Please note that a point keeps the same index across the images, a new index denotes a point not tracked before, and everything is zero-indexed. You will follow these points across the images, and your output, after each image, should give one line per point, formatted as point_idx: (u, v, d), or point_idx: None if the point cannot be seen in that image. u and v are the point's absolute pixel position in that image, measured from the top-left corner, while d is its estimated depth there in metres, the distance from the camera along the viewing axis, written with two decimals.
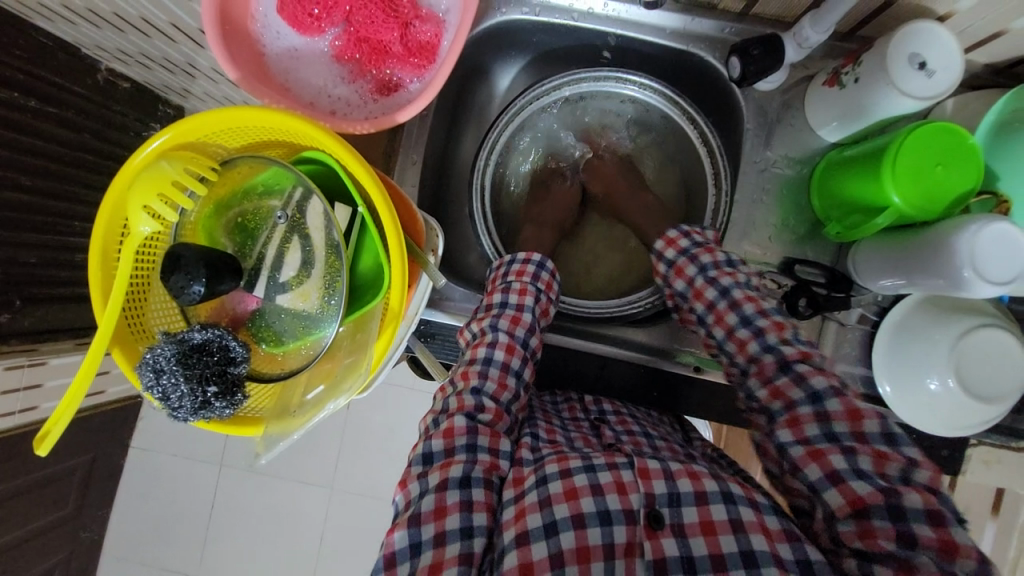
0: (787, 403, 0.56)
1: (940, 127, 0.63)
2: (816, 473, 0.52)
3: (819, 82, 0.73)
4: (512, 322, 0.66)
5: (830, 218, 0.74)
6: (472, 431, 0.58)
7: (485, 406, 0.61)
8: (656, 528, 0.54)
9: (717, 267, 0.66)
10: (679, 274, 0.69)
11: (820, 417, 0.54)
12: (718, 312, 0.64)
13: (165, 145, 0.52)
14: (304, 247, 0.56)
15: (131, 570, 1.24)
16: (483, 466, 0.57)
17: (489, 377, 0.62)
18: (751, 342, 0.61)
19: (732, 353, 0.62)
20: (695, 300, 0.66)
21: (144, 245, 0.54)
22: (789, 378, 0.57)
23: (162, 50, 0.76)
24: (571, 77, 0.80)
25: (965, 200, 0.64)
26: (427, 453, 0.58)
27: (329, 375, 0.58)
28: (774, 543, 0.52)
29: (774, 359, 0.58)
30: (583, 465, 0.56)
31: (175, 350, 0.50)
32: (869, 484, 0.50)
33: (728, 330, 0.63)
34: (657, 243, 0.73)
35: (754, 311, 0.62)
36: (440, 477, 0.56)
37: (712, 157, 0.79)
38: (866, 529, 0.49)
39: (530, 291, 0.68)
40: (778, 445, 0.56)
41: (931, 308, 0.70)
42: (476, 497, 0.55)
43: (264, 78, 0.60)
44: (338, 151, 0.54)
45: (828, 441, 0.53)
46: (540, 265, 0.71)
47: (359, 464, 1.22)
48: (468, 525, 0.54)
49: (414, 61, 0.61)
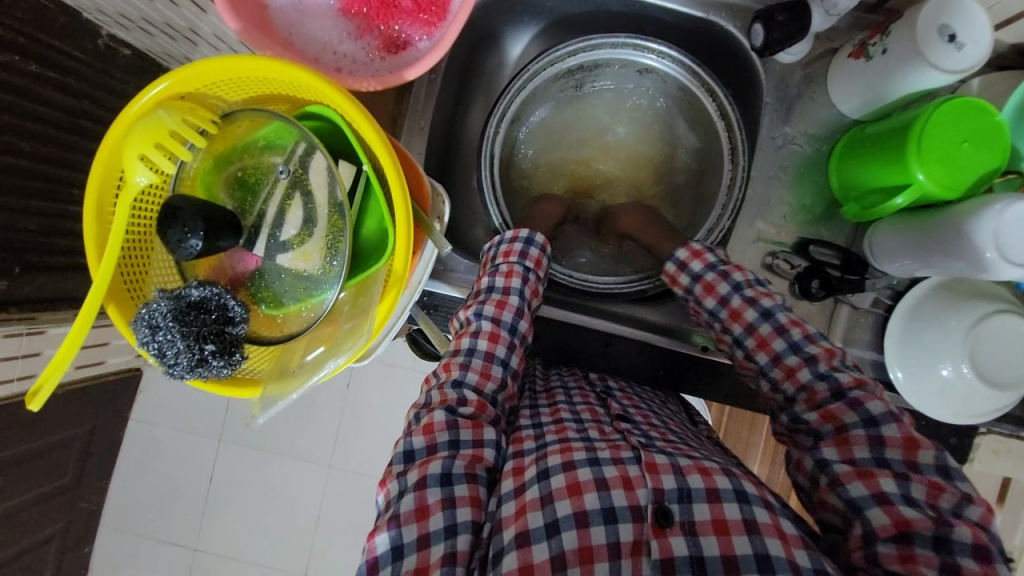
0: (839, 426, 0.55)
1: (969, 103, 0.61)
2: (861, 489, 0.51)
3: (843, 56, 0.69)
4: (498, 307, 0.65)
5: (847, 199, 0.72)
6: (452, 426, 0.57)
7: (466, 399, 0.59)
8: (664, 526, 0.52)
9: (753, 287, 0.64)
10: (709, 292, 0.66)
11: (873, 440, 0.53)
12: (761, 336, 0.62)
13: (165, 94, 0.50)
14: (306, 205, 0.54)
15: (128, 542, 1.24)
16: (465, 460, 0.56)
17: (471, 368, 0.61)
18: (802, 368, 0.59)
19: (776, 380, 0.60)
20: (732, 322, 0.64)
21: (141, 197, 0.53)
22: (843, 403, 0.55)
23: (163, 14, 0.74)
24: (588, 43, 0.77)
25: (988, 181, 0.62)
26: (409, 450, 0.57)
27: (330, 338, 0.56)
28: (791, 548, 0.50)
29: (827, 386, 0.57)
30: (587, 458, 0.55)
31: (171, 306, 0.49)
32: (917, 511, 0.49)
33: (773, 354, 0.61)
34: (679, 253, 0.70)
35: (802, 336, 0.60)
36: (420, 475, 0.55)
37: (729, 130, 0.76)
38: (906, 553, 0.48)
39: (517, 272, 0.67)
40: (818, 460, 0.55)
41: (945, 294, 0.68)
42: (459, 493, 0.54)
43: (268, 30, 0.58)
44: (343, 105, 0.52)
45: (877, 464, 0.52)
46: (528, 242, 0.69)
47: (357, 444, 1.22)
48: (453, 523, 0.53)
49: (423, 17, 0.59)
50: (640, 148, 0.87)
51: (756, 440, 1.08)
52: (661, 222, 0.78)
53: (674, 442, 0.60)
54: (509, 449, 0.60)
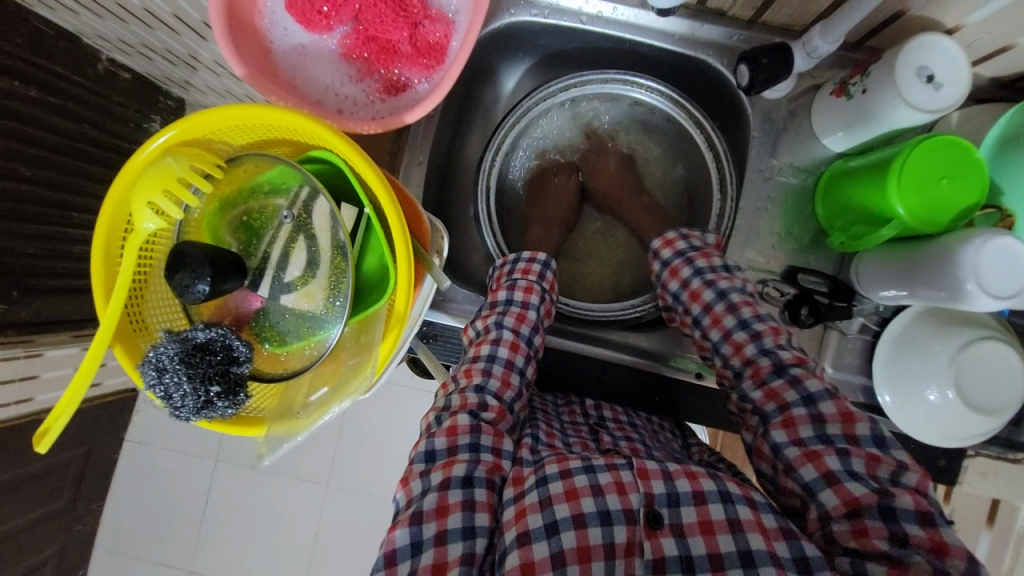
0: (781, 405, 0.57)
1: (945, 140, 0.63)
2: (812, 473, 0.53)
3: (826, 93, 0.72)
4: (518, 319, 0.66)
5: (834, 228, 0.75)
6: (475, 430, 0.58)
7: (488, 405, 0.61)
8: (655, 528, 0.54)
9: (714, 271, 0.67)
10: (674, 275, 0.69)
11: (815, 419, 0.55)
12: (715, 315, 0.65)
13: (172, 141, 0.52)
14: (310, 247, 0.55)
15: (122, 564, 1.23)
16: (487, 466, 0.57)
17: (492, 374, 0.63)
18: (748, 344, 0.62)
19: (726, 356, 0.63)
20: (691, 302, 0.67)
21: (146, 243, 0.54)
22: (783, 380, 0.58)
23: (164, 42, 0.76)
24: (578, 80, 0.80)
25: (968, 215, 0.64)
26: (430, 451, 0.58)
27: (333, 376, 0.57)
28: (772, 543, 0.51)
29: (770, 361, 0.60)
30: (583, 466, 0.56)
31: (178, 349, 0.50)
32: (863, 485, 0.51)
33: (725, 332, 0.64)
34: (653, 243, 0.74)
35: (752, 315, 0.63)
36: (443, 476, 0.56)
37: (718, 161, 0.78)
38: (858, 528, 0.50)
39: (536, 289, 0.69)
40: (773, 446, 0.56)
41: (929, 320, 0.71)
42: (478, 496, 0.56)
43: (272, 75, 0.60)
44: (344, 150, 0.54)
45: (822, 442, 0.54)
46: (545, 265, 0.71)
47: (355, 461, 1.22)
48: (471, 525, 0.54)
49: (423, 61, 0.61)
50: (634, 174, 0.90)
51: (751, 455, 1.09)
52: None
53: None
54: None
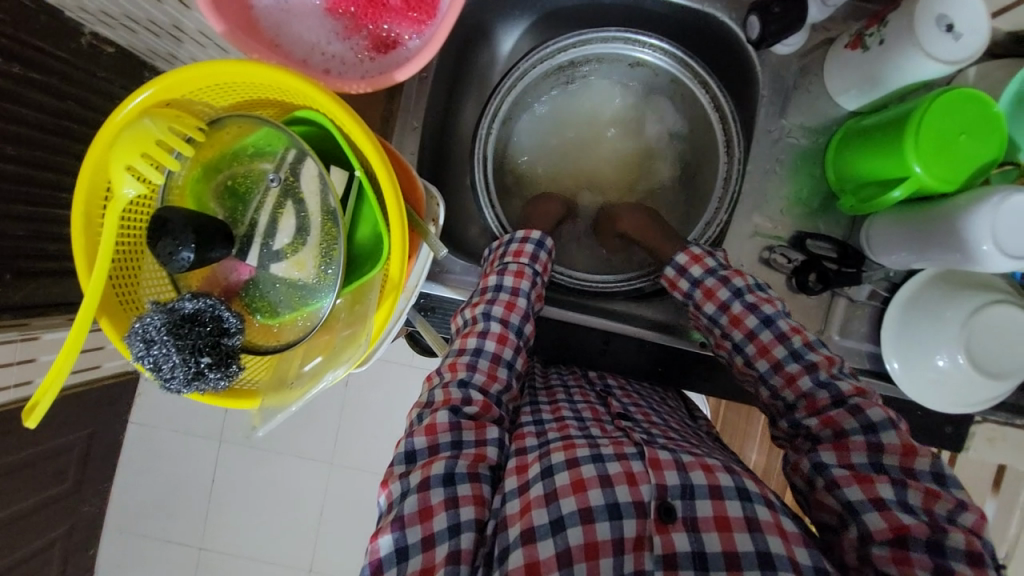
0: (838, 432, 0.56)
1: (965, 94, 0.60)
2: (857, 493, 0.53)
3: (841, 45, 0.68)
4: (507, 308, 0.64)
5: (844, 191, 0.72)
6: (456, 428, 0.57)
7: (472, 399, 0.59)
8: (667, 522, 0.52)
9: (753, 292, 0.64)
10: (708, 297, 0.66)
11: (872, 446, 0.54)
12: (761, 343, 0.62)
13: (149, 102, 0.49)
14: (299, 213, 0.53)
15: (133, 543, 1.25)
16: (469, 460, 0.56)
17: (478, 368, 0.61)
18: (803, 376, 0.59)
19: (777, 386, 0.60)
20: (733, 328, 0.64)
21: (130, 209, 0.52)
22: (843, 410, 0.56)
23: (145, 11, 0.71)
24: (577, 38, 0.76)
25: (984, 173, 0.62)
26: (410, 451, 0.57)
27: (327, 347, 0.56)
28: (791, 546, 0.51)
29: (828, 394, 0.57)
30: (590, 455, 0.55)
31: (165, 319, 0.48)
32: (913, 517, 0.51)
33: (774, 362, 0.61)
34: (679, 257, 0.69)
35: (802, 344, 0.60)
36: (423, 475, 0.55)
37: (723, 123, 0.76)
38: (901, 556, 0.50)
39: (526, 274, 0.66)
40: (816, 462, 0.56)
41: (942, 284, 0.69)
42: (462, 492, 0.54)
43: (253, 31, 0.56)
44: (331, 109, 0.51)
45: (876, 470, 0.53)
46: (539, 245, 0.69)
47: (360, 439, 1.22)
48: (456, 522, 0.53)
49: (413, 16, 0.57)
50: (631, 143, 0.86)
51: (753, 430, 1.07)
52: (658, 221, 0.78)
53: (675, 440, 0.60)
54: (512, 446, 0.60)
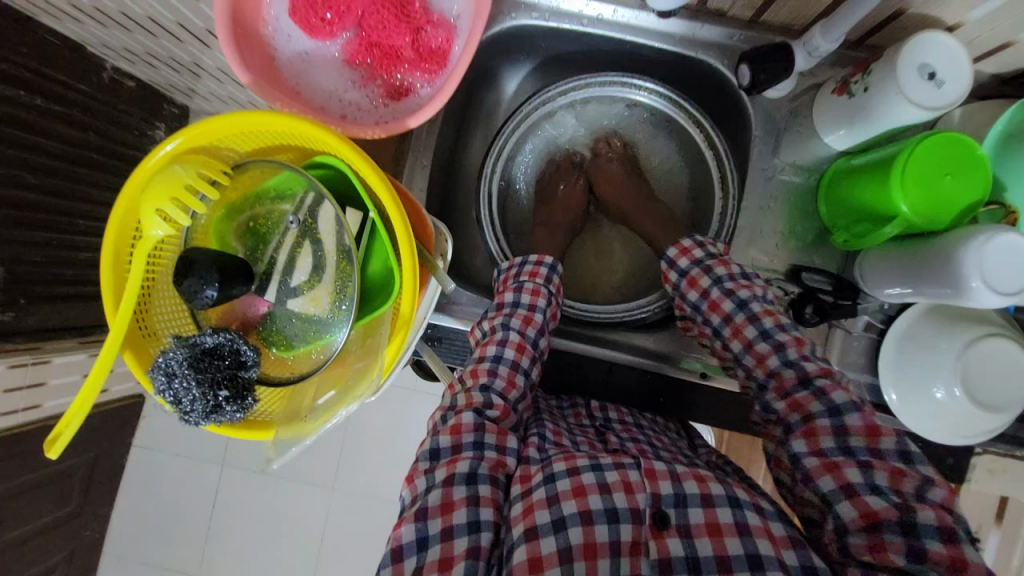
0: (806, 415, 0.57)
1: (947, 137, 0.63)
2: (830, 484, 0.53)
3: (826, 91, 0.72)
4: (524, 322, 0.66)
5: (837, 226, 0.75)
6: (479, 428, 0.58)
7: (493, 403, 0.61)
8: (662, 528, 0.53)
9: (733, 279, 0.66)
10: (693, 286, 0.68)
11: (838, 430, 0.55)
12: (736, 325, 0.64)
13: (179, 149, 0.52)
14: (316, 251, 0.56)
15: (131, 569, 1.24)
16: (490, 463, 0.57)
17: (498, 375, 0.62)
18: (771, 355, 0.61)
19: (749, 367, 0.63)
20: (711, 313, 0.66)
21: (156, 248, 0.54)
22: (809, 392, 0.57)
23: (169, 50, 0.77)
24: (578, 84, 0.80)
25: (973, 211, 0.65)
26: (435, 449, 0.58)
27: (340, 379, 0.58)
28: (779, 547, 0.52)
29: (795, 373, 0.59)
30: (589, 464, 0.56)
31: (187, 354, 0.50)
32: (884, 500, 0.51)
33: (746, 342, 0.63)
34: (668, 251, 0.72)
35: (774, 325, 0.62)
36: (447, 472, 0.56)
37: (718, 160, 0.79)
38: (876, 543, 0.50)
39: (543, 292, 0.69)
40: (792, 454, 0.56)
41: (933, 317, 0.71)
42: (482, 492, 0.56)
43: (277, 81, 0.61)
44: (349, 156, 0.55)
45: (844, 454, 0.54)
46: (552, 269, 0.71)
47: (362, 463, 1.23)
48: (475, 519, 0.54)
49: (426, 66, 0.61)
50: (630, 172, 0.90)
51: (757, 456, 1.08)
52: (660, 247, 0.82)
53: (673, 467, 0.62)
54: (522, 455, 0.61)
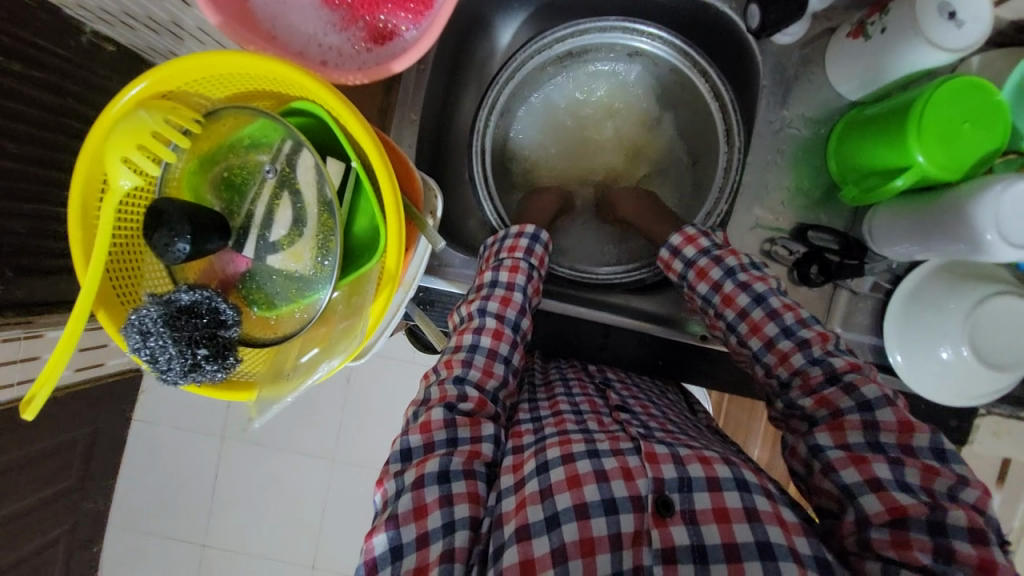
0: (833, 411, 0.55)
1: (969, 83, 0.59)
2: (854, 476, 0.51)
3: (841, 35, 0.68)
4: (502, 304, 0.64)
5: (846, 182, 0.71)
6: (451, 424, 0.57)
7: (467, 395, 0.59)
8: (665, 515, 0.52)
9: (745, 270, 0.64)
10: (702, 277, 0.66)
11: (868, 424, 0.53)
12: (754, 321, 0.62)
13: (144, 94, 0.49)
14: (295, 204, 0.53)
15: (136, 539, 1.25)
16: (463, 456, 0.56)
17: (473, 365, 0.61)
18: (795, 353, 0.59)
19: (770, 365, 0.60)
20: (725, 307, 0.64)
21: (127, 200, 0.51)
22: (838, 388, 0.55)
23: (145, 8, 0.69)
24: (575, 29, 0.77)
25: (987, 162, 0.61)
26: (405, 450, 0.57)
27: (325, 339, 0.55)
28: (791, 535, 0.50)
29: (821, 370, 0.57)
30: (586, 450, 0.55)
31: (161, 311, 0.48)
32: (912, 496, 0.49)
33: (766, 340, 0.61)
34: (673, 239, 0.70)
35: (795, 321, 0.60)
36: (417, 473, 0.54)
37: (723, 111, 0.75)
38: (901, 539, 0.48)
39: (521, 269, 0.66)
40: (813, 446, 0.55)
41: (945, 276, 0.68)
42: (457, 489, 0.54)
43: (250, 24, 0.56)
44: (327, 99, 0.51)
45: (872, 449, 0.52)
46: (533, 239, 0.69)
47: (360, 434, 1.22)
48: (450, 521, 0.53)
49: (410, 6, 0.57)
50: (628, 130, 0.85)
51: (756, 425, 1.07)
52: (653, 209, 0.80)
53: (673, 432, 0.60)
54: (508, 445, 0.59)
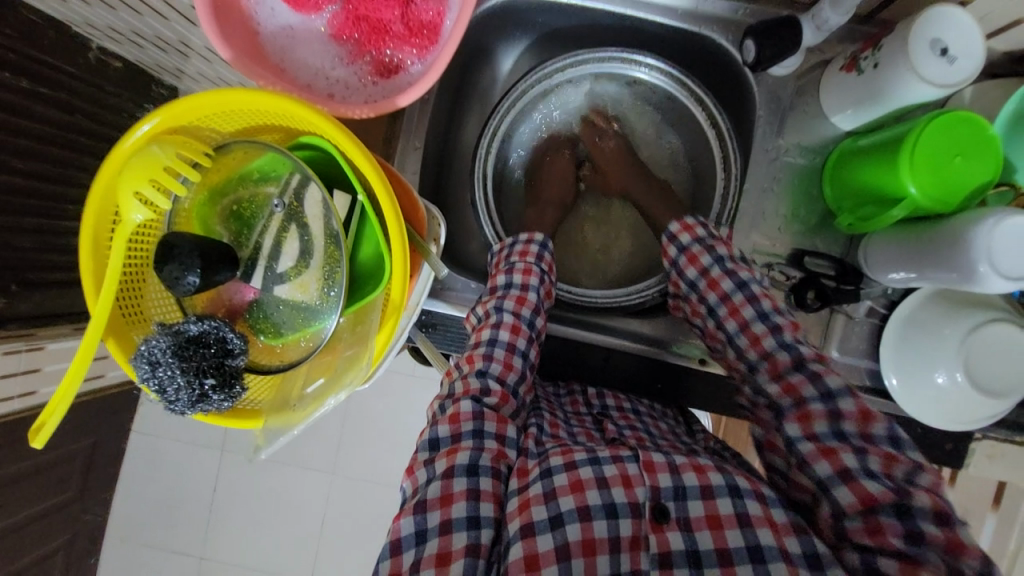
0: (798, 400, 0.56)
1: (961, 116, 0.61)
2: (826, 469, 0.52)
3: (836, 68, 0.69)
4: (518, 302, 0.65)
5: (841, 209, 0.73)
6: (479, 416, 0.57)
7: (490, 389, 0.59)
8: (662, 521, 0.53)
9: (734, 260, 0.66)
10: (692, 262, 0.67)
11: (831, 414, 0.54)
12: (732, 304, 0.63)
13: (156, 129, 0.51)
14: (302, 236, 0.54)
15: (134, 551, 1.25)
16: (492, 454, 0.56)
17: (494, 359, 0.61)
18: (767, 337, 0.60)
19: (742, 348, 0.61)
20: (709, 291, 0.65)
21: (137, 233, 0.52)
22: (803, 375, 0.56)
23: (153, 28, 0.73)
24: (575, 59, 0.78)
25: (981, 193, 0.62)
26: (434, 439, 0.57)
27: (330, 368, 0.57)
28: (781, 536, 0.51)
29: (789, 356, 0.58)
30: (588, 458, 0.55)
31: (170, 342, 0.49)
32: (879, 483, 0.50)
33: (742, 323, 0.62)
34: (671, 226, 0.71)
35: (771, 307, 0.61)
36: (447, 463, 0.55)
37: (721, 138, 0.77)
38: (873, 526, 0.49)
39: (534, 271, 0.67)
40: (785, 439, 0.55)
41: (941, 302, 0.69)
42: (484, 485, 0.55)
43: (260, 58, 0.57)
44: (334, 135, 0.52)
45: (838, 439, 0.53)
46: (542, 246, 0.70)
47: (361, 449, 1.23)
48: (475, 513, 0.53)
49: (416, 41, 0.58)
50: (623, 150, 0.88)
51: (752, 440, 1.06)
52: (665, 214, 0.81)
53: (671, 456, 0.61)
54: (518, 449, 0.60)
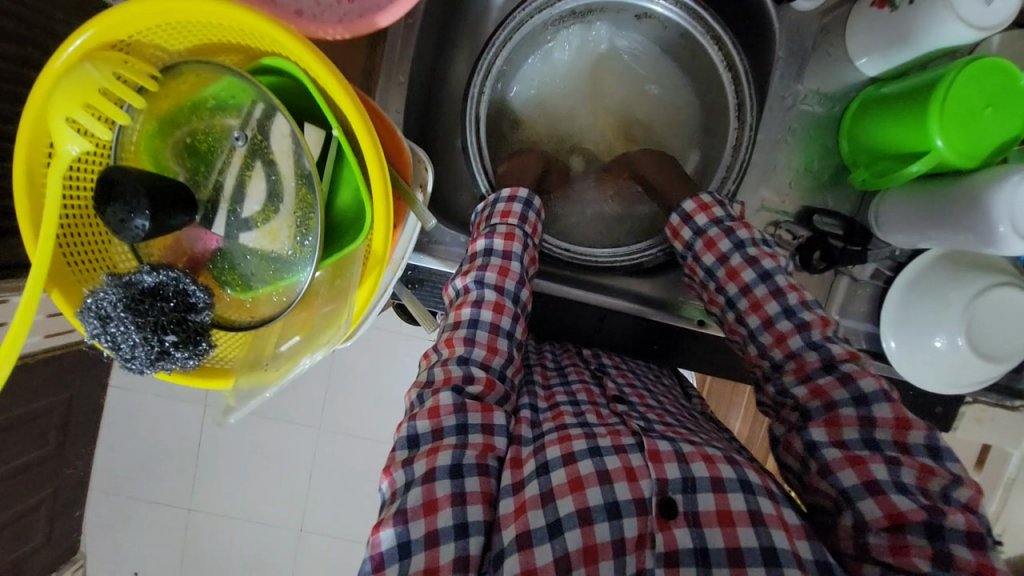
0: (827, 403, 0.53)
1: (989, 64, 0.57)
2: (852, 478, 0.49)
3: (866, 5, 0.64)
4: (500, 274, 0.60)
5: (857, 163, 0.68)
6: (461, 409, 0.54)
7: (474, 377, 0.56)
8: (669, 518, 0.49)
9: (756, 245, 0.61)
10: (709, 248, 0.63)
11: (863, 420, 0.51)
12: (755, 298, 0.59)
13: (89, 45, 0.43)
14: (269, 175, 0.48)
15: (119, 503, 1.24)
16: (476, 450, 0.53)
17: (476, 343, 0.57)
18: (794, 335, 0.56)
19: (765, 345, 0.58)
20: (728, 281, 0.61)
21: (76, 165, 0.46)
22: (833, 378, 0.53)
23: None
24: None
25: (1005, 150, 0.58)
26: (413, 436, 0.54)
27: (306, 326, 0.51)
28: (795, 540, 0.49)
29: (818, 356, 0.55)
30: (587, 448, 0.52)
31: (121, 294, 0.44)
32: (912, 500, 0.47)
33: (765, 318, 0.58)
34: (685, 204, 0.66)
35: (798, 302, 0.57)
36: (429, 465, 0.51)
37: (736, 83, 0.70)
38: (899, 544, 0.47)
39: (517, 235, 0.63)
40: (809, 442, 0.52)
41: (947, 265, 0.66)
42: (470, 488, 0.51)
43: None
44: (302, 57, 0.44)
45: (870, 450, 0.50)
46: (526, 205, 0.66)
47: (346, 404, 1.21)
48: (463, 521, 0.50)
49: None
50: (626, 98, 0.80)
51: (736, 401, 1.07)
52: (664, 164, 0.73)
53: (671, 425, 0.58)
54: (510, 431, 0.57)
